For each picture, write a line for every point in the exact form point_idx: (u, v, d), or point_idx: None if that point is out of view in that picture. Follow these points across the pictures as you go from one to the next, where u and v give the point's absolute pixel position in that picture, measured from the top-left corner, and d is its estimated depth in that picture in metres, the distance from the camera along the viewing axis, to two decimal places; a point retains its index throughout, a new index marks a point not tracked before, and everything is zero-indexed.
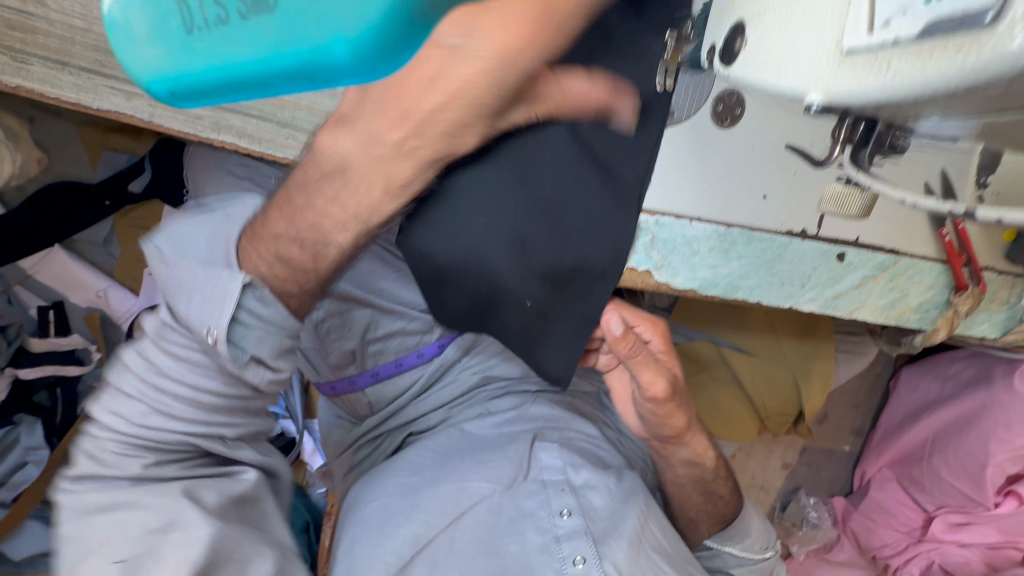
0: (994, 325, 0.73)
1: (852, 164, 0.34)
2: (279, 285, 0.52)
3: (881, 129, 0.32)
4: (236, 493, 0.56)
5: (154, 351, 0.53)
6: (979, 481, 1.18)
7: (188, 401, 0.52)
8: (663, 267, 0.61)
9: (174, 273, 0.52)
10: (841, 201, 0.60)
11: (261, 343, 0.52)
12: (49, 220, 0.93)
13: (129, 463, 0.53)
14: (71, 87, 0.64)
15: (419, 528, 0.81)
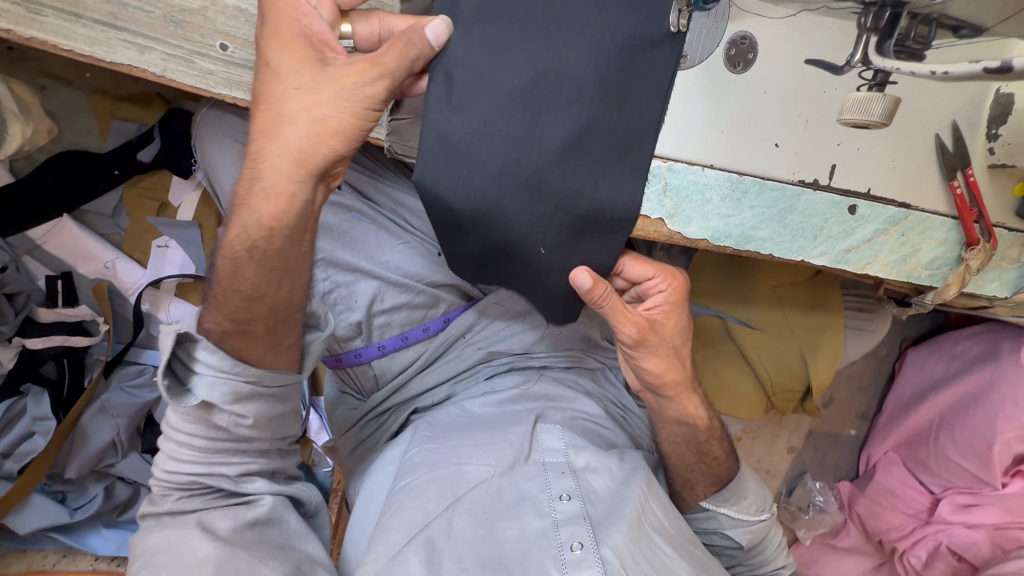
0: (1005, 285, 0.73)
1: (879, 51, 0.49)
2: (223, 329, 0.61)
3: (906, 22, 0.47)
4: (249, 518, 0.64)
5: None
6: (987, 460, 1.18)
7: (191, 446, 0.63)
8: (676, 217, 0.60)
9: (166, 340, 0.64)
10: (863, 107, 0.52)
11: (213, 388, 0.60)
12: (62, 192, 0.95)
13: (163, 498, 0.65)
14: (84, 39, 0.64)
15: (416, 515, 0.79)
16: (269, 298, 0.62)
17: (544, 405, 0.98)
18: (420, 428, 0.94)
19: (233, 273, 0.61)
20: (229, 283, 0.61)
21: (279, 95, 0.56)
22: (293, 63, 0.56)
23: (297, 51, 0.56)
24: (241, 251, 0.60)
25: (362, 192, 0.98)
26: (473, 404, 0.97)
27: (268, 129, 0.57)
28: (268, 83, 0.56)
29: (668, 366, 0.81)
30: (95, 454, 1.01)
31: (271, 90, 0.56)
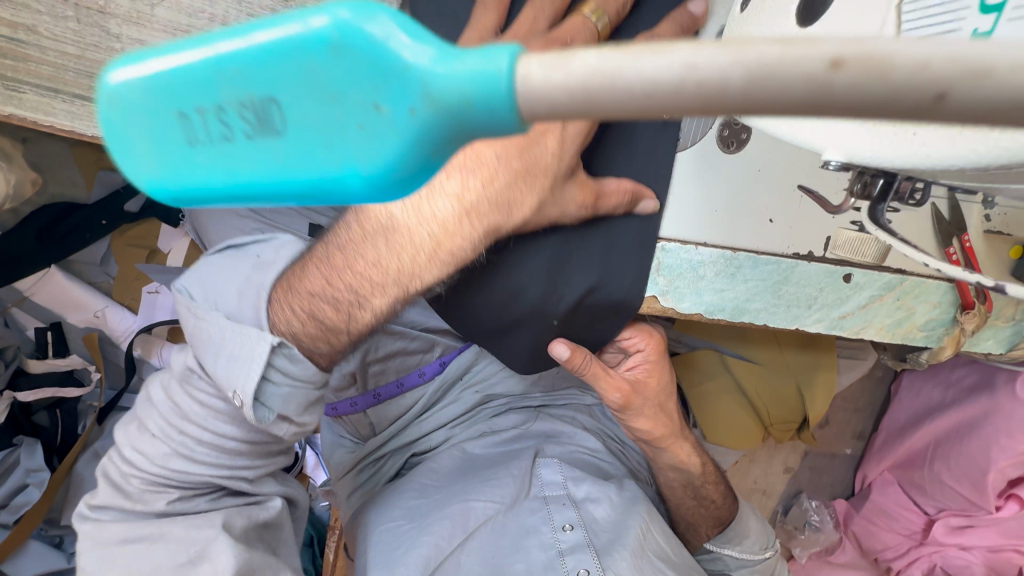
0: (999, 342, 0.73)
1: (871, 218, 0.36)
2: (310, 343, 0.53)
3: (897, 179, 0.34)
4: (262, 519, 0.58)
5: (180, 395, 0.55)
6: (981, 486, 1.19)
7: (210, 445, 0.54)
8: (669, 293, 0.60)
9: (202, 324, 0.53)
10: (856, 247, 0.61)
11: (287, 401, 0.53)
12: (48, 246, 0.93)
13: (150, 497, 0.55)
14: (65, 114, 0.63)
15: (429, 551, 0.78)
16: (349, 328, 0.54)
17: (541, 441, 0.98)
18: (415, 478, 0.91)
19: (346, 313, 0.52)
20: (338, 321, 0.52)
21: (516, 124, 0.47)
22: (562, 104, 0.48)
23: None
24: (381, 298, 0.52)
25: None
26: (473, 445, 0.96)
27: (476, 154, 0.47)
28: None
29: (657, 423, 0.82)
30: None
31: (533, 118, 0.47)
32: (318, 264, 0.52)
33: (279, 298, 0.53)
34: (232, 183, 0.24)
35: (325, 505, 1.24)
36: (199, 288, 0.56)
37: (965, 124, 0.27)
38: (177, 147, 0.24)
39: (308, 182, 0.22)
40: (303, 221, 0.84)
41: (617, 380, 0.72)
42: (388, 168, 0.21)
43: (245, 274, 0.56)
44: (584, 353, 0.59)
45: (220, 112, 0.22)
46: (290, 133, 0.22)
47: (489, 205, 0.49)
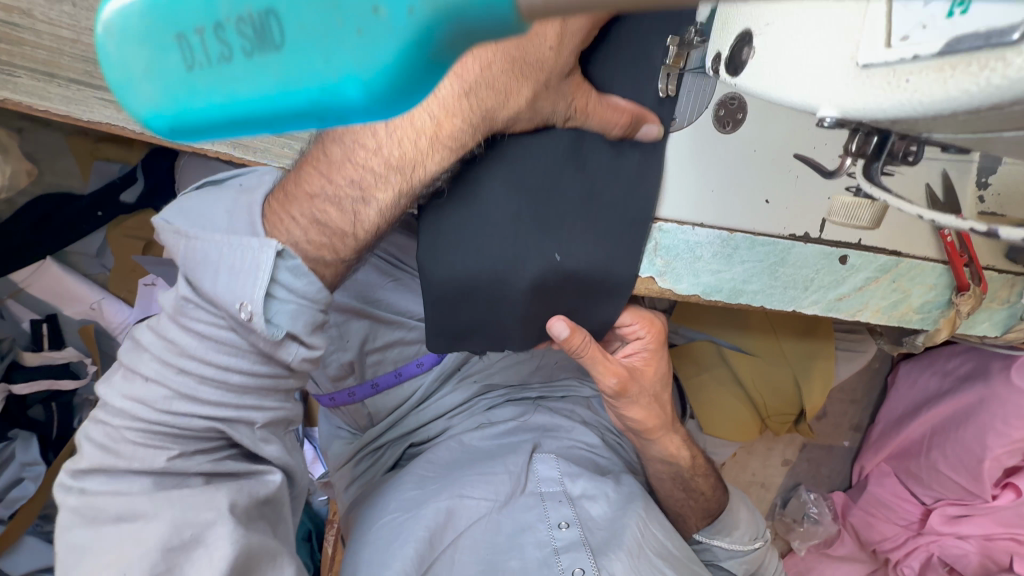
0: (994, 324, 0.73)
1: (865, 176, 0.35)
2: (314, 252, 0.54)
3: (893, 139, 0.33)
4: (261, 495, 0.56)
5: (176, 331, 0.53)
6: (977, 475, 1.19)
7: (215, 381, 0.52)
8: (666, 274, 0.60)
9: (195, 244, 0.52)
10: (851, 212, 0.59)
11: (296, 318, 0.53)
12: (43, 236, 0.93)
13: (148, 456, 0.52)
14: (60, 98, 0.64)
15: (423, 546, 0.77)
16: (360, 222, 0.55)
17: (539, 436, 0.97)
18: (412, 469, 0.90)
19: (350, 209, 0.54)
20: (342, 220, 0.54)
21: None
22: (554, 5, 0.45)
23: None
24: (386, 192, 0.53)
25: None
26: (471, 438, 0.95)
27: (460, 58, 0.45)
28: None
29: (650, 413, 0.82)
30: None
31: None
32: (316, 164, 0.53)
33: (279, 212, 0.54)
34: (231, 104, 0.22)
35: (323, 501, 1.24)
36: (185, 219, 0.55)
37: (955, 68, 0.22)
38: (175, 73, 0.22)
39: (306, 93, 0.21)
40: None
41: (614, 363, 0.72)
42: (388, 68, 0.20)
43: (233, 199, 0.57)
44: (583, 334, 0.60)
45: (217, 28, 0.21)
46: (291, 43, 0.20)
47: (488, 91, 0.47)
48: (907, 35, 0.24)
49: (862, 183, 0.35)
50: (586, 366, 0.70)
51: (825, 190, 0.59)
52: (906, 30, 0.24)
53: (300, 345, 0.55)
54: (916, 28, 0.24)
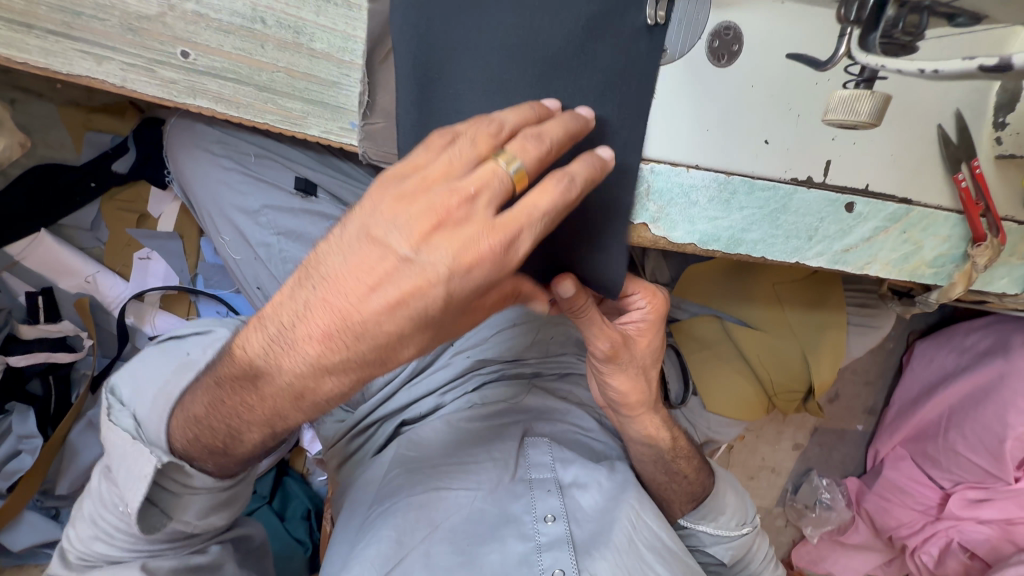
0: (1015, 281, 0.69)
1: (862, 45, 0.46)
2: (197, 458, 0.61)
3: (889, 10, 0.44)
4: (193, 564, 0.67)
5: (103, 486, 0.65)
6: (998, 455, 1.13)
7: (125, 533, 0.64)
8: (660, 221, 0.59)
9: (114, 421, 0.63)
10: (849, 106, 0.49)
11: (188, 506, 0.63)
12: (37, 206, 0.93)
13: (84, 567, 0.66)
14: (39, 51, 0.62)
15: (390, 548, 0.73)
16: (242, 444, 0.58)
17: (531, 419, 0.94)
18: (401, 446, 0.88)
19: (226, 440, 0.58)
20: (218, 446, 0.59)
21: (397, 288, 0.42)
22: (447, 255, 0.41)
23: (459, 240, 0.41)
24: (254, 435, 0.56)
25: (345, 202, 0.88)
26: (461, 418, 0.90)
27: (353, 301, 0.42)
28: (382, 248, 0.42)
29: (635, 386, 0.79)
30: (85, 470, 1.00)
31: (411, 277, 0.41)
32: (228, 392, 0.54)
33: (173, 418, 0.62)
34: None
35: (323, 480, 1.22)
36: (124, 383, 0.68)
37: None
38: None
39: None
40: (289, 175, 0.86)
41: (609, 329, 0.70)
42: None
43: (166, 379, 0.66)
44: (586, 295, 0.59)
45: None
46: None
47: (354, 363, 0.45)
48: None
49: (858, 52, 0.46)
50: (581, 329, 0.67)
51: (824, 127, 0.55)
52: None
53: (194, 518, 0.64)
54: None
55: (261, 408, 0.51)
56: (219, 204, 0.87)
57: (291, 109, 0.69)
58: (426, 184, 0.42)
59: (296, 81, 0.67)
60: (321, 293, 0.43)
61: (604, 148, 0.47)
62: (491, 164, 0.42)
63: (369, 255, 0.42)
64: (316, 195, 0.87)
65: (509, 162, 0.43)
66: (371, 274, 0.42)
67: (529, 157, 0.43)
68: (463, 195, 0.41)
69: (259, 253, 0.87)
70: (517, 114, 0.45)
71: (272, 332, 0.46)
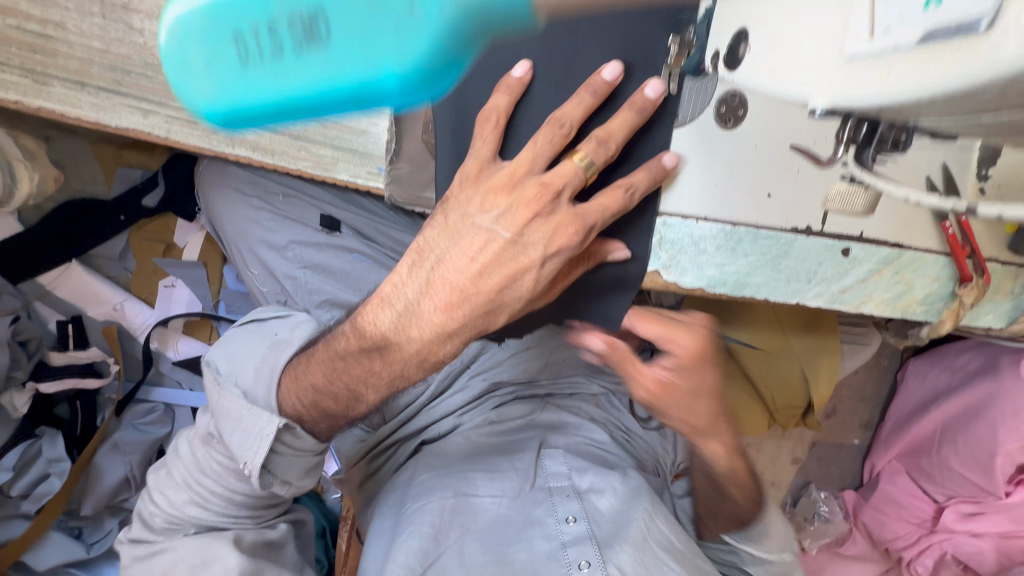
0: (999, 316, 0.74)
1: (858, 164, 0.39)
2: (311, 419, 0.70)
3: (882, 130, 0.36)
4: (267, 538, 0.77)
5: (202, 452, 0.75)
6: (989, 471, 1.15)
7: (222, 496, 0.74)
8: (671, 267, 0.63)
9: (221, 393, 0.72)
10: (845, 199, 0.61)
11: (290, 469, 0.71)
12: (68, 239, 0.96)
13: (173, 530, 0.74)
14: (90, 106, 0.68)
15: (428, 543, 0.78)
16: (354, 409, 0.69)
17: (545, 432, 0.97)
18: (425, 458, 0.92)
19: (346, 403, 0.68)
20: (339, 409, 0.69)
21: (502, 271, 0.56)
22: (542, 242, 0.55)
23: (551, 226, 0.55)
24: (374, 393, 0.66)
25: (368, 237, 0.93)
26: (479, 435, 0.95)
27: (466, 278, 0.56)
28: (486, 235, 0.55)
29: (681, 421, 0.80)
30: (108, 492, 1.01)
31: (514, 257, 0.55)
32: (348, 362, 0.65)
33: (287, 386, 0.71)
34: (274, 99, 0.20)
35: (337, 497, 1.26)
36: (223, 363, 0.77)
37: (935, 56, 0.24)
38: (221, 64, 0.20)
39: (346, 89, 0.19)
40: (314, 213, 0.91)
41: None
42: (422, 64, 0.19)
43: (264, 355, 0.76)
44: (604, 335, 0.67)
45: (270, 23, 0.19)
46: (336, 32, 0.18)
47: (465, 322, 0.58)
48: (887, 28, 0.25)
49: (855, 169, 0.39)
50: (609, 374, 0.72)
51: (821, 183, 0.60)
52: (887, 23, 0.25)
53: (289, 485, 0.73)
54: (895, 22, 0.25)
55: (380, 367, 0.63)
56: (247, 239, 0.92)
57: (323, 155, 0.74)
58: (517, 177, 0.55)
59: (327, 132, 0.71)
60: (440, 272, 0.56)
61: (669, 154, 0.57)
62: (571, 164, 0.54)
63: (478, 241, 0.55)
64: (340, 231, 0.91)
65: (584, 161, 0.54)
66: (483, 262, 0.55)
67: (600, 159, 0.55)
68: (553, 192, 0.54)
69: (286, 286, 0.91)
70: (581, 110, 0.55)
71: (401, 307, 0.59)
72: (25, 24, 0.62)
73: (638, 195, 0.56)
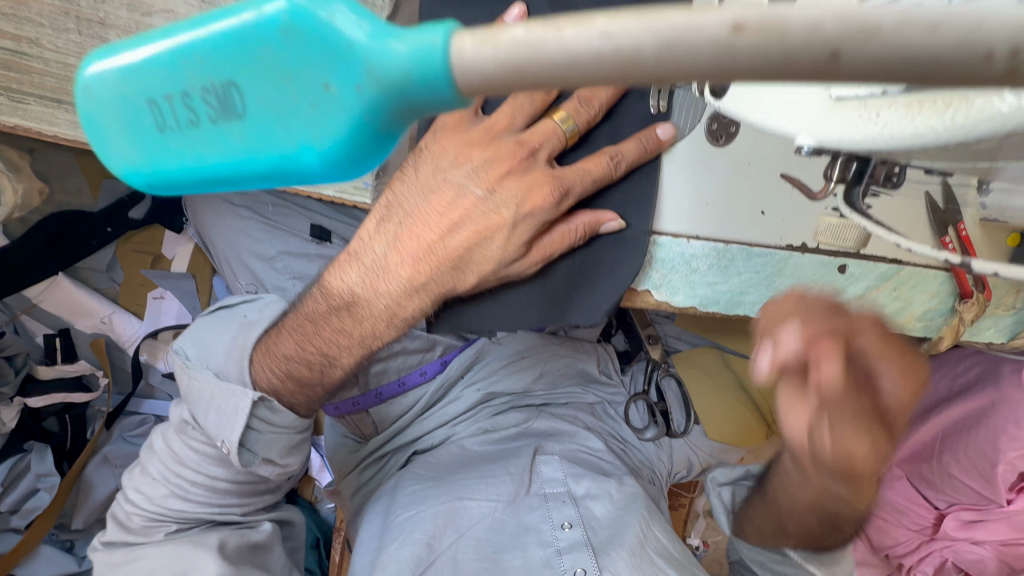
0: (1000, 330, 0.72)
1: (847, 205, 0.36)
2: (287, 392, 0.69)
3: (870, 165, 0.34)
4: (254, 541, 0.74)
5: (179, 442, 0.72)
6: (990, 479, 0.99)
7: (203, 486, 0.71)
8: (662, 286, 0.61)
9: (192, 377, 0.70)
10: (838, 233, 0.59)
11: (270, 446, 0.69)
12: (53, 252, 0.95)
13: (151, 530, 0.71)
14: (67, 123, 0.67)
15: (421, 550, 0.76)
16: (322, 383, 0.68)
17: (541, 439, 0.96)
18: (415, 469, 0.90)
19: (320, 369, 0.66)
20: (312, 378, 0.67)
21: (471, 226, 0.55)
22: (515, 199, 0.54)
23: (526, 182, 0.53)
24: (347, 358, 0.65)
25: None
26: (474, 443, 0.94)
27: (438, 237, 0.55)
28: (458, 189, 0.54)
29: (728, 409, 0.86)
30: (101, 503, 1.01)
31: (486, 212, 0.54)
32: (318, 326, 0.64)
33: (259, 363, 0.70)
34: (202, 168, 0.23)
35: (331, 507, 1.25)
36: (190, 345, 0.75)
37: (923, 106, 0.23)
38: (150, 133, 0.23)
39: (268, 160, 0.22)
40: (304, 223, 0.89)
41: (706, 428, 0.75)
42: (340, 141, 0.21)
43: (233, 334, 0.74)
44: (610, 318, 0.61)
45: (187, 95, 0.22)
46: (252, 112, 0.21)
47: (432, 280, 0.57)
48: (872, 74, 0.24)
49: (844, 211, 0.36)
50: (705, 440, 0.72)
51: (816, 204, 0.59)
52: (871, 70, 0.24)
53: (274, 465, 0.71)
54: None
55: (349, 327, 0.62)
56: (235, 250, 0.90)
57: None
58: (494, 133, 0.54)
59: None
60: (414, 225, 0.56)
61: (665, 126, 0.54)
62: (550, 122, 0.54)
63: (447, 197, 0.55)
64: (330, 241, 0.89)
65: (565, 121, 0.54)
66: (451, 218, 0.55)
67: (581, 119, 0.55)
68: (528, 149, 0.53)
69: None
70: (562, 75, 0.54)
71: (368, 264, 0.59)
72: (0, 42, 0.61)
73: (625, 163, 0.55)
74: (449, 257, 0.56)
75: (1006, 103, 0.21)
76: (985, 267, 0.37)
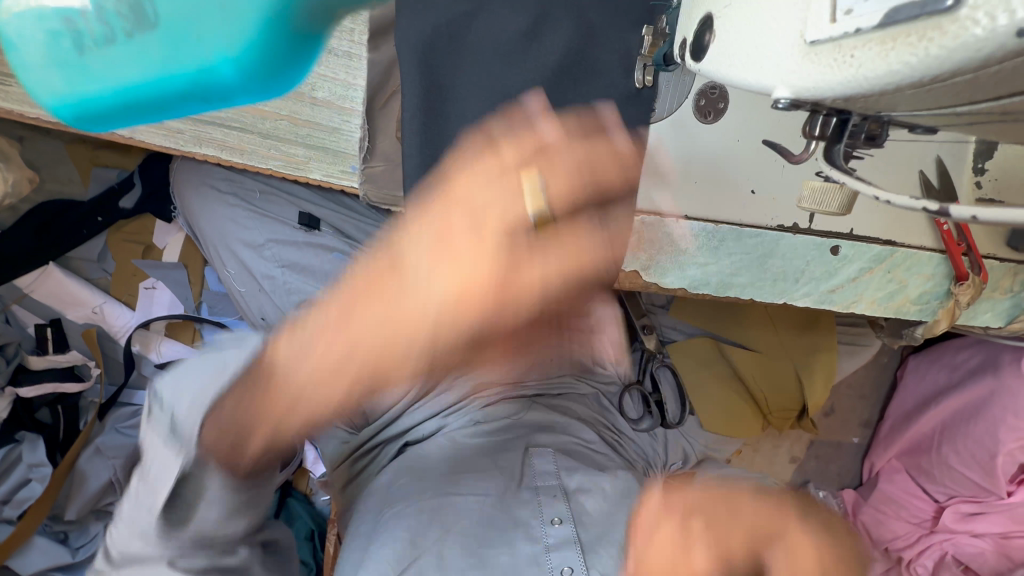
0: (997, 314, 0.71)
1: (828, 159, 0.35)
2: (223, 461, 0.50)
3: (855, 122, 0.33)
4: None
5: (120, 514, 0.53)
6: (990, 471, 0.97)
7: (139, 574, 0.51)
8: (651, 269, 0.62)
9: (154, 429, 0.51)
10: (820, 198, 0.55)
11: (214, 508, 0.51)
12: (44, 241, 0.96)
13: None
14: None
15: (404, 547, 0.74)
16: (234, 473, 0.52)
17: (532, 432, 0.94)
18: (406, 462, 0.88)
19: (230, 453, 0.50)
20: (227, 457, 0.50)
21: (389, 336, 0.44)
22: (449, 301, 0.44)
23: (458, 274, 0.44)
24: (254, 451, 0.50)
25: (348, 235, 0.91)
26: (464, 436, 0.92)
27: (355, 337, 0.44)
28: (381, 263, 0.44)
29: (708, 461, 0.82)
30: (93, 495, 0.98)
31: (412, 316, 0.44)
32: (228, 408, 0.48)
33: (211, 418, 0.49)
34: (127, 84, 0.32)
35: (326, 499, 1.25)
36: (165, 387, 0.52)
37: (898, 40, 0.22)
38: (73, 59, 0.31)
39: (187, 71, 0.33)
40: (292, 210, 0.89)
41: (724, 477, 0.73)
42: (251, 45, 0.33)
43: (204, 384, 0.51)
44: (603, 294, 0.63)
45: (104, 12, 0.30)
46: (167, 27, 0.31)
47: (344, 386, 0.46)
48: (849, 9, 0.23)
49: (826, 166, 0.36)
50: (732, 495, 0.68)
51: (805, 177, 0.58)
52: (849, 4, 0.23)
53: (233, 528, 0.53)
54: (857, 2, 0.23)
55: (246, 433, 0.49)
56: (224, 238, 0.89)
57: (294, 154, 0.72)
58: (448, 203, 0.44)
59: (298, 129, 0.70)
60: (330, 323, 0.45)
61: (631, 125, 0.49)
62: (521, 186, 0.43)
63: (377, 285, 0.44)
64: (319, 229, 0.89)
65: (536, 186, 0.43)
66: (374, 317, 0.44)
67: (553, 184, 0.44)
68: (474, 220, 0.44)
69: (264, 285, 0.89)
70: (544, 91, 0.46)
71: (283, 351, 0.46)
72: None
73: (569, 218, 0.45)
74: (363, 368, 0.45)
75: (981, 25, 0.20)
76: (964, 211, 0.32)
